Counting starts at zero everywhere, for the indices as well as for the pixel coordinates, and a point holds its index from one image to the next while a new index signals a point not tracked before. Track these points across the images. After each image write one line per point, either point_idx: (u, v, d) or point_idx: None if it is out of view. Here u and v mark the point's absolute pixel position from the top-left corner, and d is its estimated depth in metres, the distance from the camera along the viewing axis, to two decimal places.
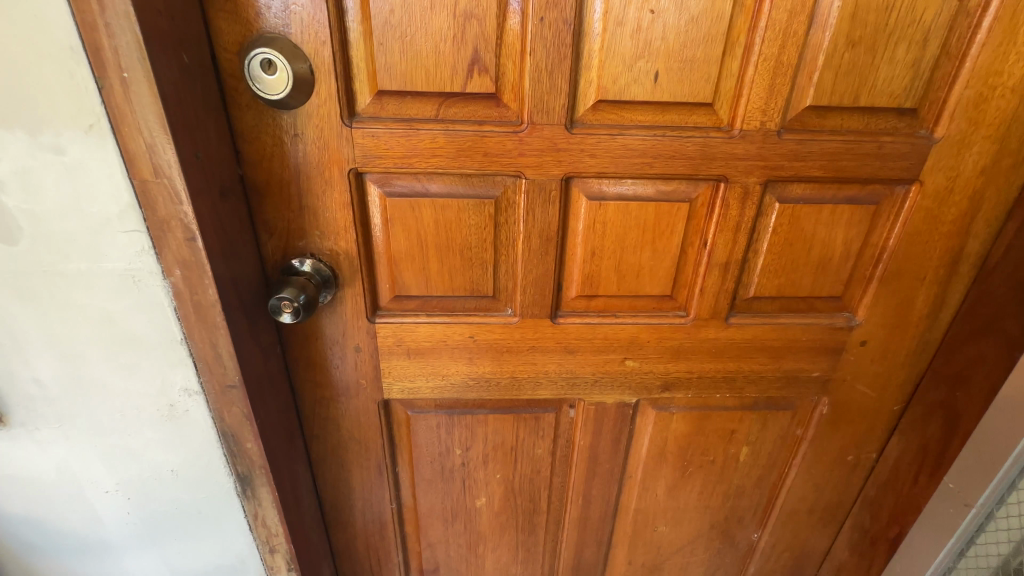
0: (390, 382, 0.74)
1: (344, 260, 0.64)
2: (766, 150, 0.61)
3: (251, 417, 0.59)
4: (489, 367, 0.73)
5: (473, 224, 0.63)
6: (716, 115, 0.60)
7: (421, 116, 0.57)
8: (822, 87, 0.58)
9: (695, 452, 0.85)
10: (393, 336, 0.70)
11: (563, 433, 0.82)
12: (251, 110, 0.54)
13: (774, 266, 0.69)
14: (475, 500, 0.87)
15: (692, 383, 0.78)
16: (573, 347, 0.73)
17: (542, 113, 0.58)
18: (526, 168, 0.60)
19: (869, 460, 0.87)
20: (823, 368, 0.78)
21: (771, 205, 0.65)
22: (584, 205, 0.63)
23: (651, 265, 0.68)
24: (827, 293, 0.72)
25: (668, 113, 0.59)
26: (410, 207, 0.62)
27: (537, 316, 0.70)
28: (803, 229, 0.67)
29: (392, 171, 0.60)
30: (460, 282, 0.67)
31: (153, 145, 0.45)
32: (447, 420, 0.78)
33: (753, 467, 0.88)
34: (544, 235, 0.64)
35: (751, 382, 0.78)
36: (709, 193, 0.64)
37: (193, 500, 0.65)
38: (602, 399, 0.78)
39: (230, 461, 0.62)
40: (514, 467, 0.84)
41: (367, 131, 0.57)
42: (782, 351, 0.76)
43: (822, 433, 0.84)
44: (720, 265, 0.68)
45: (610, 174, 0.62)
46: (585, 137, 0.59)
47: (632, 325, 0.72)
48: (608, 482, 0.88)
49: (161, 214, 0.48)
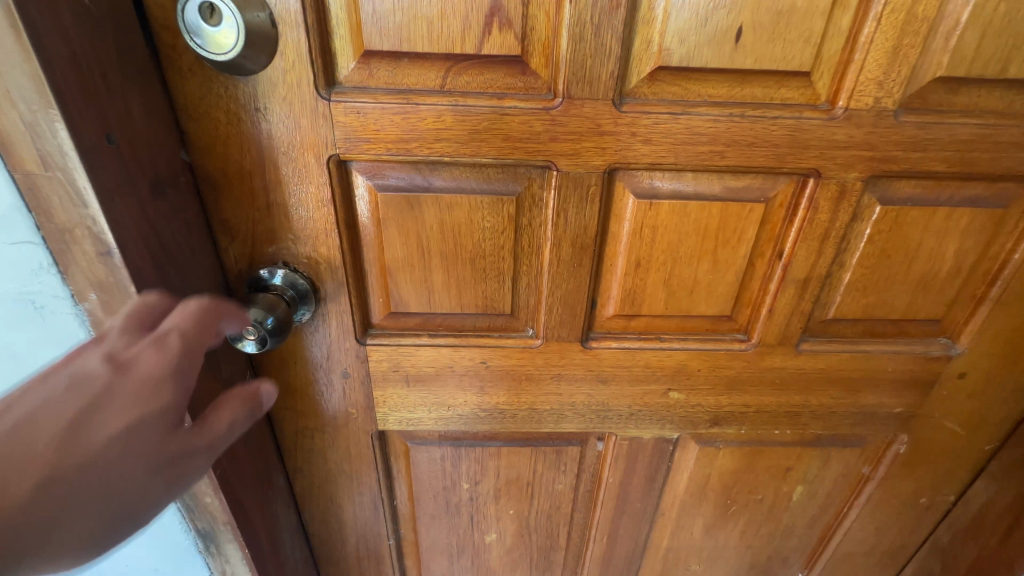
0: (386, 412, 0.62)
1: (326, 270, 0.51)
2: (875, 136, 0.46)
3: (208, 468, 0.48)
4: (504, 397, 0.61)
5: (488, 228, 0.50)
6: (812, 89, 0.45)
7: (423, 87, 0.43)
8: (961, 52, 0.43)
9: (741, 489, 0.73)
10: (388, 360, 0.57)
11: (587, 468, 0.70)
12: (195, 76, 0.41)
13: (864, 282, 0.55)
14: (484, 536, 0.76)
15: (747, 418, 0.65)
16: (607, 376, 0.60)
17: (582, 85, 0.43)
18: (558, 156, 0.46)
19: (944, 503, 0.75)
20: (907, 402, 0.64)
21: (871, 207, 0.50)
22: (630, 203, 0.49)
23: (709, 280, 0.54)
24: (924, 315, 0.58)
25: (750, 86, 0.44)
26: (409, 204, 0.48)
27: (564, 340, 0.57)
28: (906, 238, 0.52)
29: (385, 159, 0.46)
30: (471, 298, 0.54)
31: (35, 125, 0.32)
32: (453, 453, 0.66)
33: (807, 506, 0.76)
34: (578, 242, 0.51)
35: (819, 418, 0.65)
36: (791, 191, 0.50)
37: (146, 555, 0.55)
38: (638, 434, 0.65)
39: (187, 516, 0.52)
40: (528, 503, 0.73)
41: (352, 106, 0.43)
42: (861, 381, 0.62)
43: (893, 473, 0.72)
44: (797, 282, 0.54)
45: (665, 166, 0.48)
46: (638, 117, 0.45)
47: (680, 352, 0.58)
48: (638, 521, 0.76)
49: (60, 221, 0.35)
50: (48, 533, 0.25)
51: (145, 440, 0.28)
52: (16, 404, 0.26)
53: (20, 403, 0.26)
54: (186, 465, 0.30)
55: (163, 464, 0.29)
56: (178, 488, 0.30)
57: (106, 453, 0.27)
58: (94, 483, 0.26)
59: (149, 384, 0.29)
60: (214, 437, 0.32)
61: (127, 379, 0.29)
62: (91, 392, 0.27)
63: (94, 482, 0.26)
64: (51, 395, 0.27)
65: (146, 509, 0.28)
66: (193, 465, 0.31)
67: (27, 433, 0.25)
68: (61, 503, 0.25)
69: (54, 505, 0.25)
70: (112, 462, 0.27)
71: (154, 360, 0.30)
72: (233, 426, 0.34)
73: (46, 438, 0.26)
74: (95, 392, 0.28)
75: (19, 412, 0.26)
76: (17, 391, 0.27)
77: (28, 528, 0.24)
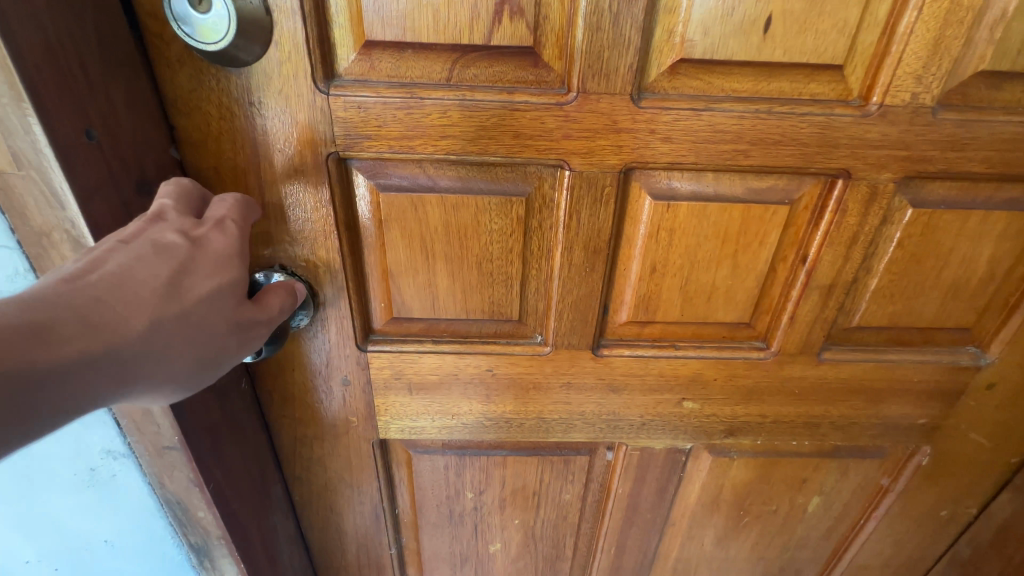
0: (387, 421, 0.59)
1: (325, 273, 0.48)
2: (910, 135, 0.44)
3: (200, 482, 0.47)
4: (510, 406, 0.58)
5: (496, 230, 0.47)
6: (844, 83, 0.42)
7: (428, 81, 0.41)
8: (1007, 44, 0.40)
9: (755, 500, 0.71)
10: (389, 367, 0.55)
11: (596, 478, 0.67)
12: (184, 67, 0.38)
13: (891, 289, 0.52)
14: (488, 546, 0.73)
15: (763, 429, 0.62)
16: (619, 385, 0.57)
17: (598, 79, 0.41)
18: (571, 155, 0.44)
19: (966, 516, 0.72)
20: (932, 412, 0.62)
21: (903, 210, 0.47)
22: (646, 205, 0.46)
23: (727, 285, 0.51)
24: (953, 323, 0.55)
25: (777, 80, 0.41)
26: (412, 205, 0.45)
27: (574, 348, 0.54)
28: (938, 243, 0.49)
29: (387, 157, 0.43)
30: (477, 303, 0.51)
31: (7, 123, 0.31)
32: (457, 462, 0.64)
33: (822, 518, 0.74)
34: (591, 245, 0.48)
35: (839, 429, 0.63)
36: (818, 192, 0.47)
37: (139, 569, 0.53)
38: (650, 444, 0.63)
39: (180, 531, 0.50)
40: (535, 512, 0.70)
41: (352, 101, 0.41)
42: (884, 391, 0.59)
43: (914, 485, 0.69)
44: (821, 288, 0.51)
45: (685, 166, 0.45)
46: (657, 113, 0.42)
47: (696, 360, 0.56)
48: (648, 532, 0.73)
49: (36, 224, 0.34)
50: (158, 360, 0.30)
51: (222, 298, 0.33)
52: (113, 258, 0.30)
53: (117, 258, 0.30)
54: (252, 331, 0.36)
55: (235, 322, 0.34)
56: (243, 346, 0.35)
57: (195, 303, 0.32)
58: (190, 323, 0.31)
59: (218, 256, 0.34)
60: (270, 314, 0.38)
61: (199, 251, 0.34)
62: (175, 254, 0.32)
63: (190, 323, 0.31)
64: (142, 254, 0.31)
65: (223, 358, 0.34)
66: (254, 331, 0.36)
67: (131, 279, 0.30)
68: (168, 336, 0.30)
69: (164, 337, 0.30)
70: (202, 310, 0.32)
71: (218, 239, 0.35)
72: (280, 313, 0.40)
73: (148, 285, 0.30)
74: (176, 255, 0.32)
75: (120, 264, 0.30)
76: (109, 249, 0.31)
77: (145, 351, 0.29)
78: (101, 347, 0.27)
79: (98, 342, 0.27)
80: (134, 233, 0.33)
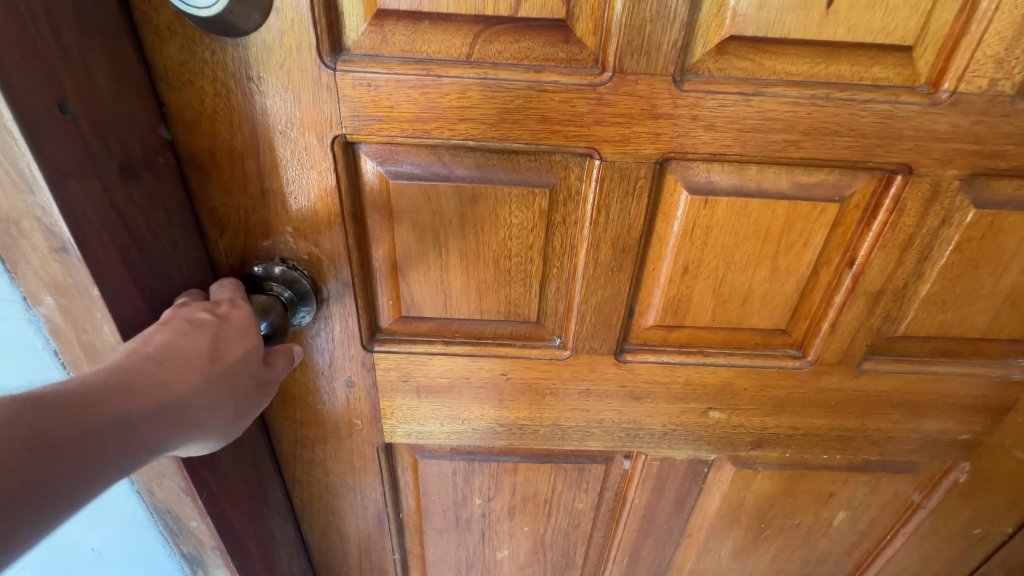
0: (393, 425, 0.56)
1: (329, 268, 0.44)
2: (981, 127, 0.39)
3: (193, 492, 0.43)
4: (524, 412, 0.55)
5: (516, 224, 0.43)
6: (912, 68, 0.37)
7: (446, 57, 0.36)
8: None
9: (777, 513, 0.67)
10: (397, 369, 0.51)
11: (611, 487, 0.63)
12: (175, 36, 0.34)
13: (945, 296, 0.48)
14: (495, 553, 0.70)
15: (793, 441, 0.58)
16: (641, 393, 0.53)
17: (636, 57, 0.36)
18: (602, 142, 0.39)
19: (1001, 535, 0.68)
20: (974, 427, 0.58)
21: (965, 211, 0.43)
22: (682, 200, 0.42)
23: (765, 289, 0.47)
24: (1007, 335, 0.51)
25: (838, 62, 0.37)
26: (425, 195, 0.41)
27: (595, 353, 0.50)
28: (1000, 248, 0.45)
29: (399, 143, 0.39)
30: (493, 303, 0.47)
31: None
32: (465, 468, 0.60)
33: (847, 533, 0.70)
34: (619, 243, 0.44)
35: (873, 443, 0.59)
36: (871, 189, 0.42)
37: None
38: (671, 454, 0.59)
39: (172, 540, 0.48)
40: (545, 521, 0.67)
41: (361, 77, 0.36)
42: (926, 405, 0.55)
43: (948, 502, 0.65)
44: (868, 294, 0.47)
45: (727, 157, 0.41)
46: (700, 98, 0.38)
47: (725, 368, 0.52)
48: (663, 543, 0.70)
49: (4, 210, 0.30)
50: (211, 410, 0.31)
51: (256, 357, 0.35)
52: (158, 334, 0.32)
53: (161, 333, 0.32)
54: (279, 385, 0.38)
55: (266, 377, 0.36)
56: (271, 399, 0.37)
57: (237, 360, 0.33)
58: (234, 381, 0.33)
59: (248, 321, 0.36)
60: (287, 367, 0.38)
61: (230, 320, 0.35)
62: (210, 325, 0.34)
63: (235, 378, 0.33)
64: (183, 328, 0.33)
65: (255, 410, 0.35)
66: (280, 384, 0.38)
67: (178, 347, 0.31)
68: (218, 390, 0.32)
69: (215, 390, 0.31)
70: (241, 364, 0.34)
71: (239, 309, 0.37)
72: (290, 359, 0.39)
73: (194, 350, 0.32)
74: (212, 326, 0.34)
75: (166, 337, 0.32)
76: (151, 331, 0.32)
77: (201, 402, 0.31)
78: (168, 399, 0.29)
79: (164, 395, 0.29)
80: (169, 314, 0.34)
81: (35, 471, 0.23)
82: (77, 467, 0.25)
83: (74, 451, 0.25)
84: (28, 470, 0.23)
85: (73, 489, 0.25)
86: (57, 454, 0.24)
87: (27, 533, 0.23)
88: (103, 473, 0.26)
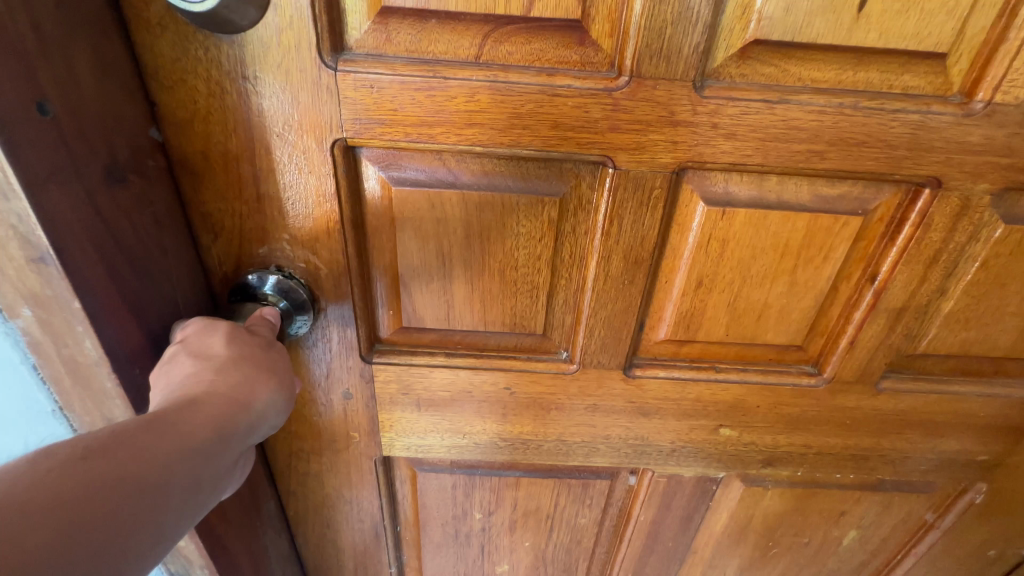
0: (392, 437, 0.54)
1: (327, 277, 0.42)
2: (1015, 139, 0.37)
3: None
4: (528, 426, 0.53)
5: (524, 234, 0.41)
6: (945, 76, 0.35)
7: (454, 58, 0.34)
8: None
9: (786, 532, 0.65)
10: (396, 381, 0.49)
11: (615, 503, 0.61)
12: (167, 32, 0.32)
13: (970, 314, 0.46)
14: (494, 567, 0.68)
15: (805, 460, 0.56)
16: (650, 409, 0.51)
17: (655, 61, 0.34)
18: (617, 150, 0.37)
19: (1015, 556, 0.66)
20: (993, 447, 0.56)
21: (995, 226, 0.41)
22: (698, 211, 0.40)
23: (782, 304, 0.45)
24: None
25: (867, 68, 0.35)
26: (429, 202, 0.39)
27: (603, 367, 0.48)
28: None
29: (402, 147, 0.37)
30: (498, 314, 0.45)
31: None
32: (465, 482, 0.58)
33: (858, 552, 0.68)
34: (631, 255, 0.42)
35: (888, 463, 0.57)
36: (896, 202, 0.41)
37: None
38: (679, 471, 0.57)
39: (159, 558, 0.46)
40: (547, 536, 0.65)
41: (364, 78, 0.34)
42: (944, 424, 0.53)
43: (963, 523, 0.63)
44: (889, 312, 0.45)
45: (747, 167, 0.39)
46: (722, 105, 0.36)
47: (738, 385, 0.50)
48: (667, 560, 0.68)
49: None
50: (242, 386, 0.32)
51: (246, 336, 0.35)
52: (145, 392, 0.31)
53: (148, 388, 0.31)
54: None
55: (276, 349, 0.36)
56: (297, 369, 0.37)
57: (232, 347, 0.34)
58: (244, 360, 0.33)
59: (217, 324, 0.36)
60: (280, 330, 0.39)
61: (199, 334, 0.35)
62: (183, 349, 0.34)
63: (241, 359, 0.33)
64: (160, 371, 0.32)
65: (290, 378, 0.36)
66: None
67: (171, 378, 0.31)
68: (233, 372, 0.32)
69: (230, 373, 0.32)
70: (239, 347, 0.34)
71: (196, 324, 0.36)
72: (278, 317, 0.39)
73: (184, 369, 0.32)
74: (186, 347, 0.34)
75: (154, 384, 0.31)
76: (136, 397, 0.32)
77: (226, 385, 0.31)
78: (191, 398, 0.29)
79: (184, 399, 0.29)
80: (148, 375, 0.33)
81: (97, 473, 0.23)
82: (140, 458, 0.25)
83: (127, 447, 0.24)
84: (99, 474, 0.23)
85: (150, 476, 0.24)
86: (110, 455, 0.24)
87: (137, 529, 0.23)
88: (169, 455, 0.26)
